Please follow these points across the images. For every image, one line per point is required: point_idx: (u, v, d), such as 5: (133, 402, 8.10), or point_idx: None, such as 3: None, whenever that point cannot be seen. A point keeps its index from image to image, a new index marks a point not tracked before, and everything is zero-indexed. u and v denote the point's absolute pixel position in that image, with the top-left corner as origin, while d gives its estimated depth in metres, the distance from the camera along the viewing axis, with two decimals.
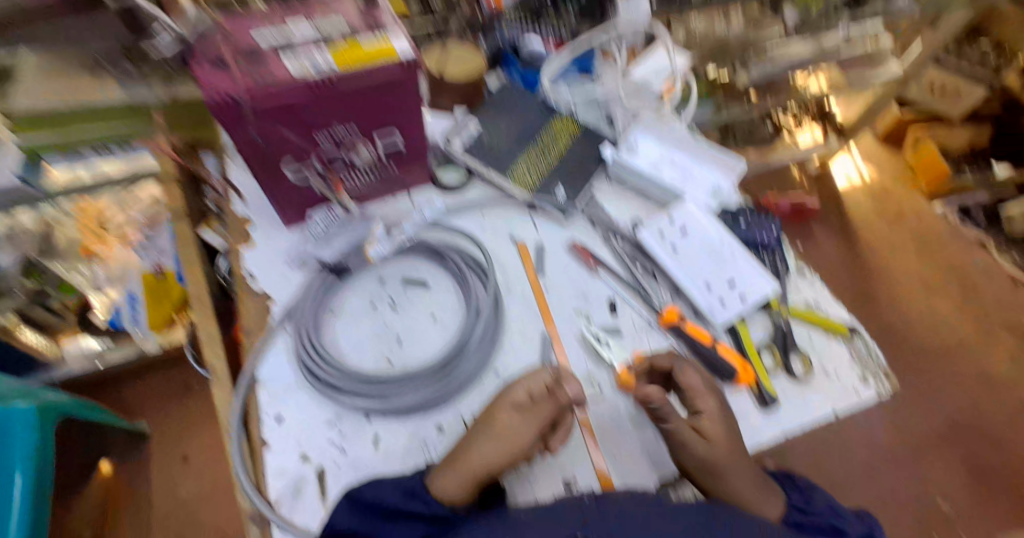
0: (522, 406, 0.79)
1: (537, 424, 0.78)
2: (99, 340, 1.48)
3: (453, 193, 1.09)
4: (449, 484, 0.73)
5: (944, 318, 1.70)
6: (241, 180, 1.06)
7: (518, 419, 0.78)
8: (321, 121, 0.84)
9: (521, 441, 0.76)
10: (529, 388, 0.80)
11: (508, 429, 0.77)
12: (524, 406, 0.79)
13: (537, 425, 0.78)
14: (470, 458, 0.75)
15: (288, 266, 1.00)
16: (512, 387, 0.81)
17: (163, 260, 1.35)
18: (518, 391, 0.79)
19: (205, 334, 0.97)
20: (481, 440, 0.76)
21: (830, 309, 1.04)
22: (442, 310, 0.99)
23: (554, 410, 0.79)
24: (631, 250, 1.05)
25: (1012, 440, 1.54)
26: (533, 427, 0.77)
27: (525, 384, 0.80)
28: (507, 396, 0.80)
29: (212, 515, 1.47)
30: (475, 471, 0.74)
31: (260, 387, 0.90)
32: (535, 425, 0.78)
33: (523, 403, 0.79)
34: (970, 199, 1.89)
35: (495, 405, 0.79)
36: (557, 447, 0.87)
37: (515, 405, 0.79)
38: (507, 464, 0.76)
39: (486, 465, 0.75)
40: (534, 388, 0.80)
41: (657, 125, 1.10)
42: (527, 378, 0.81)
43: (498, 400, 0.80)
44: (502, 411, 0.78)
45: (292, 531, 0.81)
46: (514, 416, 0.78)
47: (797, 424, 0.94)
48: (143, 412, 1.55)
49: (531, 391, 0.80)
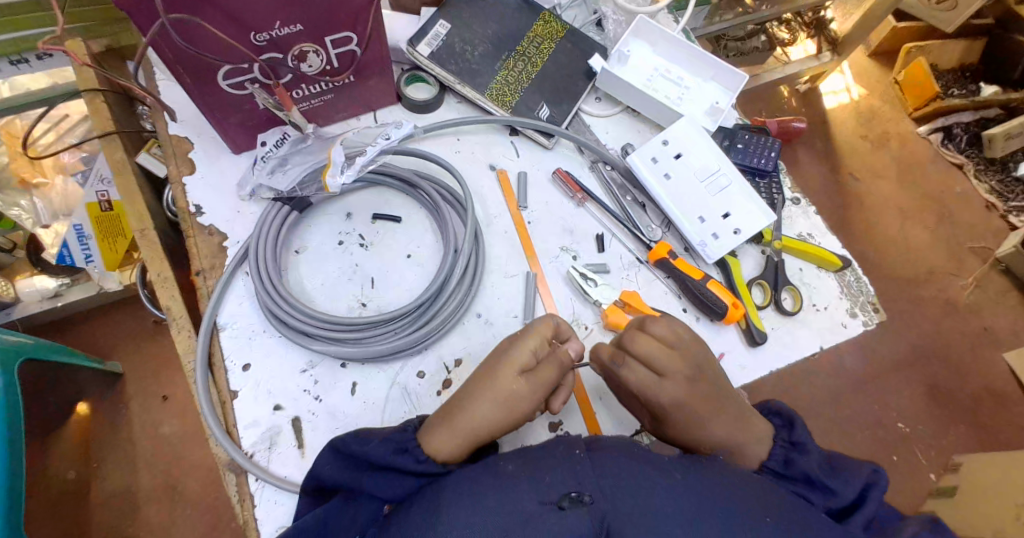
0: (526, 369, 0.75)
1: (542, 390, 0.75)
2: (56, 278, 1.35)
3: (427, 110, 1.01)
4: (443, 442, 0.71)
5: (919, 244, 1.69)
6: (183, 100, 0.96)
7: (525, 385, 0.74)
8: (249, 10, 0.74)
9: (526, 406, 0.74)
10: (535, 349, 0.76)
11: (514, 394, 0.73)
12: (528, 369, 0.75)
13: (541, 391, 0.75)
14: (471, 419, 0.72)
15: (246, 199, 0.92)
16: (515, 348, 0.76)
17: (109, 189, 1.26)
18: (524, 353, 0.75)
19: (158, 275, 0.92)
20: (479, 397, 0.73)
21: (823, 241, 1.00)
22: (417, 248, 0.92)
23: (558, 371, 0.76)
24: (620, 180, 0.99)
25: (971, 365, 1.57)
26: (540, 394, 0.75)
27: (530, 344, 0.76)
28: (512, 358, 0.75)
29: (196, 454, 1.39)
30: (476, 430, 0.72)
31: (224, 331, 0.85)
32: (542, 391, 0.75)
33: (528, 366, 0.75)
34: (956, 120, 1.82)
35: (498, 368, 0.74)
36: (559, 409, 0.80)
37: (520, 368, 0.75)
38: (507, 427, 0.74)
39: (485, 424, 0.72)
40: (538, 349, 0.76)
41: (656, 31, 1.01)
42: (532, 339, 0.76)
43: (500, 361, 0.75)
44: (506, 373, 0.74)
45: (271, 482, 0.77)
46: (523, 380, 0.74)
47: (784, 360, 0.92)
48: (112, 351, 1.46)
49: (536, 351, 0.76)
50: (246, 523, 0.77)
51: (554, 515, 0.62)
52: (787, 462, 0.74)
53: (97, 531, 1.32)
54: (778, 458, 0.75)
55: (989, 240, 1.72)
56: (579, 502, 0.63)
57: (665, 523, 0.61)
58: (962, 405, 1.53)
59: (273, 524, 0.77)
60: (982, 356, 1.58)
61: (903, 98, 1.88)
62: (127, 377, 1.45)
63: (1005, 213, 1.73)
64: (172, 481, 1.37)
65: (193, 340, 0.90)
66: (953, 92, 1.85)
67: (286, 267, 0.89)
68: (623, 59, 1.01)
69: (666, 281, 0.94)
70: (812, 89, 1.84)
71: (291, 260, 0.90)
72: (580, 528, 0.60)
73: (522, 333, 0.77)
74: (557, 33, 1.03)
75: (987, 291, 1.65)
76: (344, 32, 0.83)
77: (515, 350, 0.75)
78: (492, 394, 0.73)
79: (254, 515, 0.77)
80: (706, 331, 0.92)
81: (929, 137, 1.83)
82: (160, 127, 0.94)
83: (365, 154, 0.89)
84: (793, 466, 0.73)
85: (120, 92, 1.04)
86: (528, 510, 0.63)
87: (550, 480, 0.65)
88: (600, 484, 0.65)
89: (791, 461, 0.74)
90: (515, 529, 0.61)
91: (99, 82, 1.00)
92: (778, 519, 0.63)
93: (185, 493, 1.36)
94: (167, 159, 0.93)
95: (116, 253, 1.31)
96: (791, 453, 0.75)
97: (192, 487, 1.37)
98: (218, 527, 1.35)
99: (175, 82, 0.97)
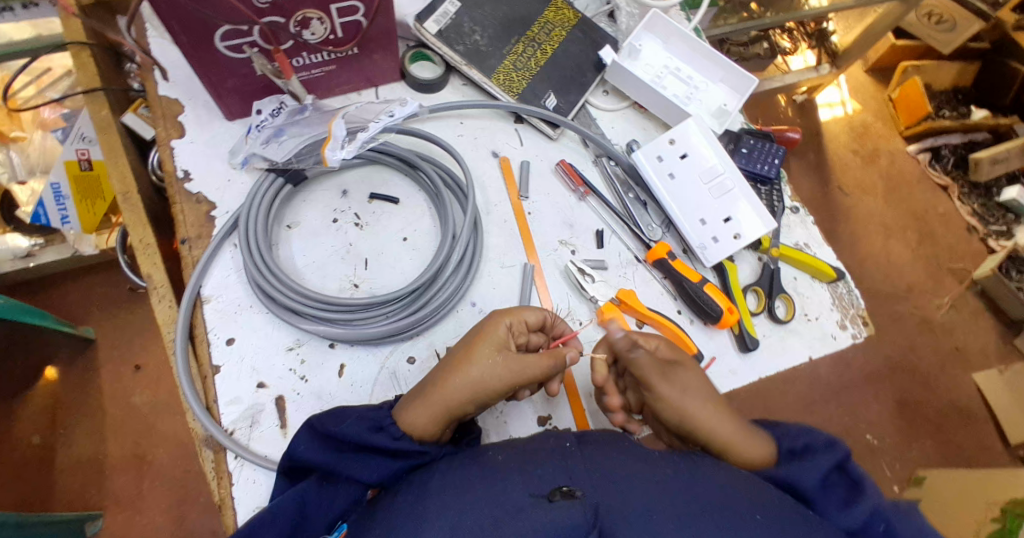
0: (501, 344, 0.73)
1: (519, 371, 0.71)
2: (29, 238, 1.30)
3: (430, 89, 0.98)
4: (416, 416, 0.68)
5: (901, 260, 1.71)
6: (177, 61, 0.92)
7: (500, 361, 0.71)
8: None
9: (500, 385, 0.71)
10: (512, 324, 0.75)
11: (489, 372, 0.70)
12: (502, 344, 0.73)
13: (518, 373, 0.71)
14: (445, 391, 0.69)
15: (238, 168, 0.89)
16: (492, 322, 0.74)
17: (90, 148, 1.22)
18: (500, 327, 0.73)
19: (139, 240, 0.88)
20: (455, 368, 0.71)
21: (819, 252, 1.00)
22: (414, 231, 0.90)
23: (535, 367, 0.73)
24: (624, 176, 0.98)
25: (943, 383, 1.59)
26: (515, 376, 0.71)
27: (509, 319, 0.74)
28: (490, 332, 0.73)
29: (167, 426, 1.36)
30: (450, 402, 0.69)
31: (207, 303, 0.82)
32: (520, 374, 0.72)
33: (504, 342, 0.73)
34: (945, 141, 1.84)
35: (475, 341, 0.72)
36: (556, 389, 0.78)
37: (496, 341, 0.73)
38: (483, 404, 0.72)
39: (460, 394, 0.70)
40: (514, 325, 0.75)
41: (668, 27, 1.00)
42: (511, 315, 0.75)
43: (478, 335, 0.73)
44: (485, 347, 0.72)
45: (251, 461, 0.75)
46: (500, 356, 0.72)
47: (774, 367, 0.92)
48: (85, 317, 1.42)
49: (512, 327, 0.75)
50: (222, 501, 0.75)
51: (544, 507, 0.59)
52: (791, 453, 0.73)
53: (59, 498, 1.28)
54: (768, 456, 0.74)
55: (968, 261, 1.75)
56: (570, 495, 0.60)
57: (656, 517, 0.60)
58: (933, 420, 1.55)
59: (248, 505, 0.74)
60: (954, 376, 1.60)
61: (895, 115, 1.89)
62: (98, 343, 1.40)
63: (985, 236, 1.77)
64: (141, 452, 1.33)
65: (175, 312, 0.87)
66: (944, 113, 1.86)
67: (277, 241, 0.86)
68: (634, 54, 1.00)
69: (661, 281, 0.93)
70: (809, 101, 1.84)
71: (282, 236, 0.87)
72: (573, 516, 0.58)
73: (504, 311, 0.76)
74: (569, 21, 1.01)
75: (962, 311, 1.68)
76: (351, 1, 0.80)
77: (490, 322, 0.73)
78: (471, 372, 0.70)
79: (230, 494, 0.74)
80: (698, 334, 0.91)
81: (918, 156, 1.85)
82: (150, 87, 0.90)
83: (366, 130, 0.86)
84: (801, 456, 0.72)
85: (106, 47, 1.00)
86: (516, 502, 0.60)
87: (543, 474, 0.64)
88: (592, 479, 0.63)
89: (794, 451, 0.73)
90: (505, 519, 0.59)
91: (87, 34, 0.95)
92: (767, 519, 0.62)
93: (153, 465, 1.33)
94: (156, 121, 0.89)
95: (94, 217, 1.27)
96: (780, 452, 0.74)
97: (161, 458, 1.33)
98: (184, 504, 1.31)
99: (168, 41, 0.93)
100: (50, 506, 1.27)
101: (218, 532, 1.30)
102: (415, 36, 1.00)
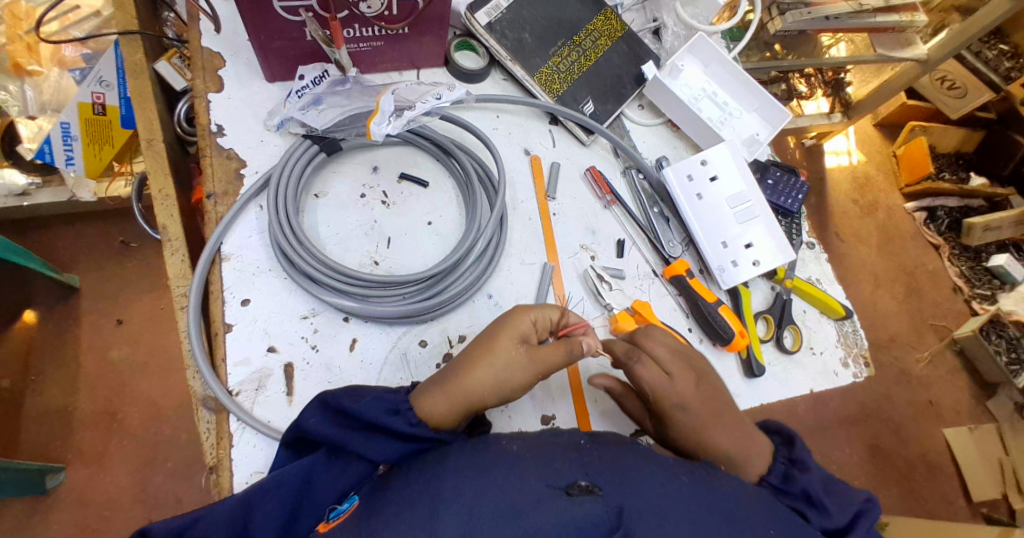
0: (526, 339, 0.72)
1: (542, 365, 0.72)
2: (26, 176, 1.25)
3: (472, 79, 0.98)
4: (436, 401, 0.68)
5: (886, 312, 1.74)
6: (223, 14, 0.91)
7: (525, 352, 0.71)
8: None
9: (523, 379, 0.71)
10: (534, 319, 0.74)
11: (512, 363, 0.70)
12: (528, 339, 0.72)
13: (540, 366, 0.72)
14: (468, 382, 0.69)
15: (272, 130, 0.88)
16: (512, 317, 0.73)
17: (106, 92, 1.21)
18: (522, 321, 0.73)
19: (159, 190, 0.86)
20: (480, 362, 0.70)
21: (830, 289, 1.01)
22: (439, 217, 0.90)
23: (560, 360, 0.73)
24: (652, 191, 0.99)
25: (916, 435, 1.62)
26: (538, 369, 0.72)
27: (531, 315, 0.73)
28: (512, 325, 0.72)
29: (142, 385, 1.32)
30: (470, 396, 0.69)
31: (225, 260, 0.80)
32: (541, 367, 0.72)
33: (528, 336, 0.73)
34: (942, 202, 1.88)
35: (496, 336, 0.71)
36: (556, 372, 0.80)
37: (519, 336, 0.72)
38: (505, 398, 0.71)
39: (480, 389, 0.69)
40: (537, 322, 0.74)
41: (712, 51, 1.01)
42: (531, 311, 0.74)
43: (498, 328, 0.72)
44: (507, 340, 0.71)
45: (253, 425, 0.73)
46: (524, 353, 0.71)
47: (774, 396, 0.92)
48: (73, 263, 1.39)
49: (535, 323, 0.74)
50: (219, 462, 0.73)
51: (563, 501, 0.60)
52: (788, 476, 0.74)
53: (23, 446, 1.24)
54: (779, 472, 0.75)
55: (950, 320, 1.78)
56: (590, 491, 0.61)
57: (672, 519, 0.60)
58: (900, 470, 1.58)
59: (248, 469, 0.73)
60: (925, 429, 1.63)
61: (898, 171, 1.93)
62: (83, 292, 1.37)
63: (969, 298, 1.81)
64: (112, 410, 1.30)
65: (186, 267, 0.85)
66: (944, 175, 1.91)
67: (303, 209, 0.85)
68: (675, 73, 1.01)
69: (676, 298, 0.93)
70: (818, 146, 1.86)
71: (309, 204, 0.86)
72: (595, 516, 0.59)
73: (522, 306, 0.75)
74: (616, 31, 1.02)
75: (940, 367, 1.71)
76: None
77: (514, 317, 0.72)
78: (493, 363, 0.70)
79: (230, 455, 0.73)
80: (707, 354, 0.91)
81: (914, 213, 1.89)
82: (193, 36, 0.89)
83: (413, 109, 0.85)
84: (793, 482, 0.73)
85: None
86: (536, 494, 0.60)
87: (560, 468, 0.64)
88: (610, 476, 0.63)
89: (791, 478, 0.73)
90: (527, 509, 0.59)
91: None
92: (779, 533, 0.63)
93: (124, 423, 1.29)
94: (194, 71, 0.88)
95: (102, 165, 1.25)
96: (792, 469, 0.75)
97: (133, 417, 1.30)
98: (153, 463, 1.28)
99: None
100: (13, 453, 1.23)
101: (182, 497, 1.26)
102: (463, 25, 1.00)
